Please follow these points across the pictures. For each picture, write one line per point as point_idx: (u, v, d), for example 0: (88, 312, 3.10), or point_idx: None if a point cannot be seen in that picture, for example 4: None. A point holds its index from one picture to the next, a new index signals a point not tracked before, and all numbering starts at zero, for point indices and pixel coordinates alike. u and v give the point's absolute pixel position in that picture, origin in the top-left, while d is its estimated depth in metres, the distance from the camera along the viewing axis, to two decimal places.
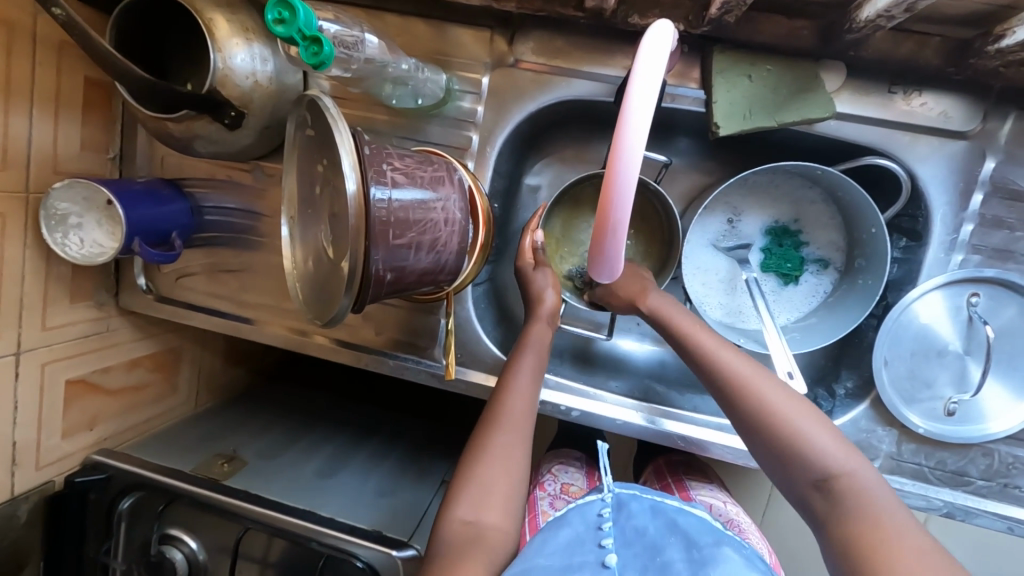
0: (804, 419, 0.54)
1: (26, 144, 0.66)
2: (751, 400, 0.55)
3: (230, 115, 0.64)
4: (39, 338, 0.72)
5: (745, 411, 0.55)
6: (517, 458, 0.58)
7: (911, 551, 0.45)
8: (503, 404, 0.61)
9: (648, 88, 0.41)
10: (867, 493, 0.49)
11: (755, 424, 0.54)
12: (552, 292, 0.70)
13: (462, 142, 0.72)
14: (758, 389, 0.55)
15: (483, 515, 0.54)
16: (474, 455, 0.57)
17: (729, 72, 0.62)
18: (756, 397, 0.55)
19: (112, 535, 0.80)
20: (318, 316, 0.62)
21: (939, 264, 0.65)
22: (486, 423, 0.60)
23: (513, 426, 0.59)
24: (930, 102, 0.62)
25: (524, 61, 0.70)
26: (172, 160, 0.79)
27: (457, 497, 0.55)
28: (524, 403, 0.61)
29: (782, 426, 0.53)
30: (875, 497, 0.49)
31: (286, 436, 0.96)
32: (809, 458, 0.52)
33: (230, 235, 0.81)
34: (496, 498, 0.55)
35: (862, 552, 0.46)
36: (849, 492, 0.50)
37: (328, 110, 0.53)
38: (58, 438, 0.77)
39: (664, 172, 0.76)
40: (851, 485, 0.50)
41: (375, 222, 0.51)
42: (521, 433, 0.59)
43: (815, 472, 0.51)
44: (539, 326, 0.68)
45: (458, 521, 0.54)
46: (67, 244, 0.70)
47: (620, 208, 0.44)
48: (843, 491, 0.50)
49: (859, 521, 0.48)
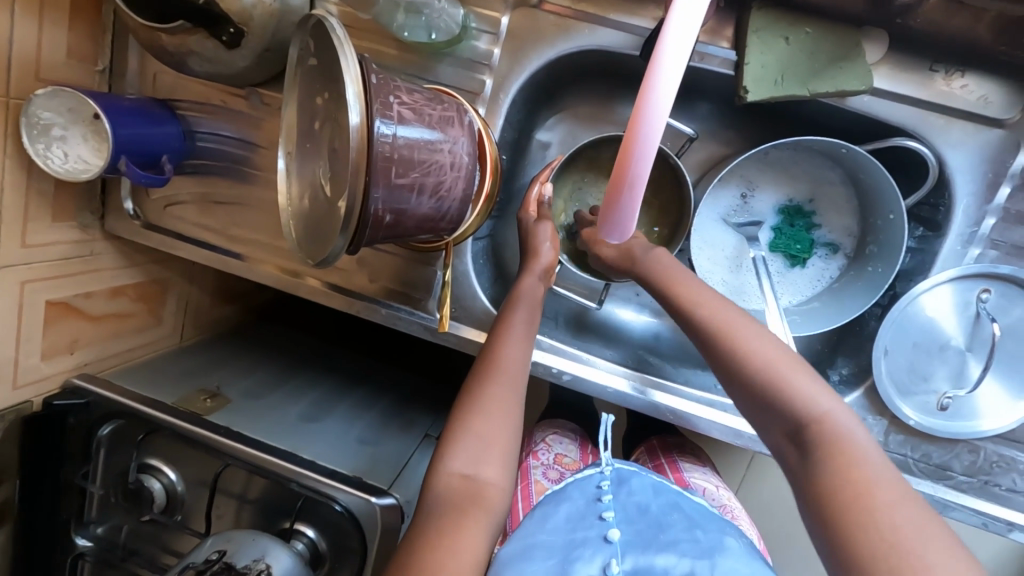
0: (786, 366, 0.50)
1: (8, 45, 0.61)
2: (731, 343, 0.53)
3: (229, 31, 0.60)
4: (19, 255, 0.69)
5: (724, 356, 0.53)
6: (510, 412, 0.57)
7: (893, 508, 0.41)
8: (496, 352, 0.60)
9: (687, 30, 0.37)
10: (846, 442, 0.46)
11: (734, 368, 0.52)
12: (549, 247, 0.69)
13: (475, 86, 0.68)
14: (736, 330, 0.53)
15: (482, 469, 0.53)
16: (470, 408, 0.56)
17: (765, 32, 0.59)
18: (734, 340, 0.52)
19: (91, 460, 0.81)
20: (311, 255, 0.59)
21: (955, 256, 0.64)
22: (479, 376, 0.58)
23: (507, 379, 0.58)
24: (971, 84, 0.59)
25: (547, 2, 0.66)
26: (165, 79, 0.75)
27: (452, 451, 0.54)
28: (515, 358, 0.60)
29: (757, 369, 0.51)
30: (853, 446, 0.45)
31: (271, 378, 0.95)
32: (787, 405, 0.49)
33: (223, 165, 0.77)
34: (495, 452, 0.54)
35: (835, 499, 0.43)
36: (828, 442, 0.46)
37: (334, 31, 0.49)
38: (37, 359, 0.76)
39: (688, 144, 0.73)
40: (827, 437, 0.46)
41: (378, 157, 0.48)
42: (515, 389, 0.58)
43: (789, 418, 0.49)
44: (531, 280, 0.67)
45: (455, 474, 0.53)
46: (50, 156, 0.66)
47: (641, 163, 0.41)
48: (822, 436, 0.47)
49: (835, 470, 0.44)
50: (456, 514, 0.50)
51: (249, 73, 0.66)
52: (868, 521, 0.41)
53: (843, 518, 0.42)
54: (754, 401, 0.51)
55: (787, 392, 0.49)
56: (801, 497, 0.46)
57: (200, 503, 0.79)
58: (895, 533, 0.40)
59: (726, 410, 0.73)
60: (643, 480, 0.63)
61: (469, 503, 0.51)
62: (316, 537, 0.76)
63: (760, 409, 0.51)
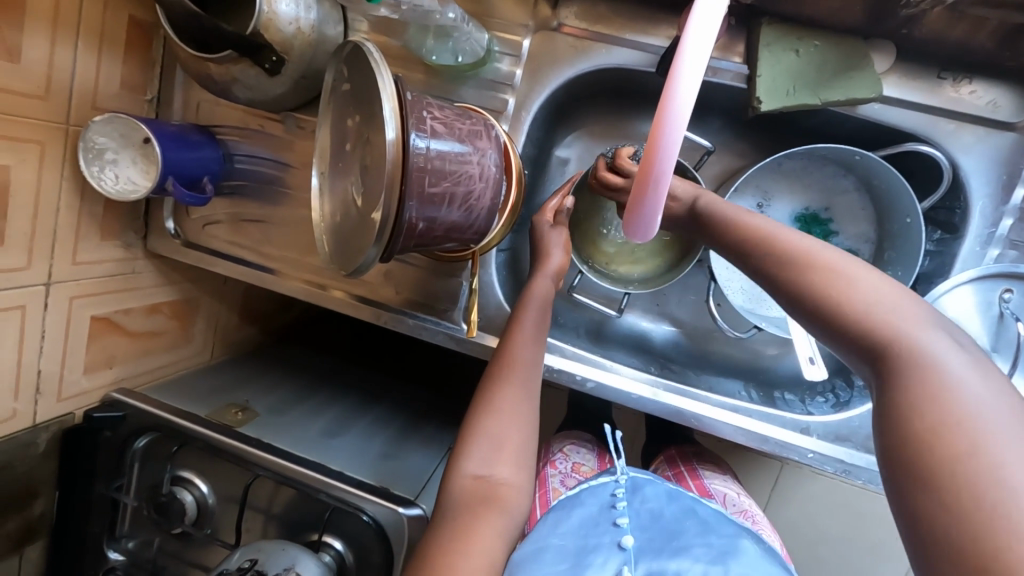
0: (869, 293, 0.45)
1: (70, 77, 0.66)
2: (800, 276, 0.48)
3: (270, 59, 0.64)
4: (69, 272, 0.73)
5: (796, 289, 0.48)
6: (523, 415, 0.58)
7: (982, 448, 0.36)
8: (511, 351, 0.62)
9: (709, 25, 0.38)
10: (940, 371, 0.40)
11: (809, 303, 0.47)
12: (559, 251, 0.71)
13: (497, 105, 0.71)
14: (813, 258, 0.48)
15: (497, 469, 0.54)
16: (484, 410, 0.57)
17: (776, 45, 0.61)
18: (810, 272, 0.48)
19: (125, 472, 0.83)
20: (343, 267, 0.62)
21: (973, 257, 0.65)
22: (494, 377, 0.60)
23: (519, 379, 0.60)
24: (979, 90, 0.62)
25: (566, 25, 0.70)
26: (206, 106, 0.80)
27: (464, 453, 0.55)
28: (528, 356, 0.62)
29: (835, 299, 0.46)
30: (948, 376, 0.39)
31: (299, 393, 0.97)
32: (871, 337, 0.44)
33: (258, 185, 0.81)
34: (507, 453, 0.55)
35: (923, 446, 0.38)
36: (915, 375, 0.40)
37: (371, 55, 0.53)
38: (79, 374, 0.79)
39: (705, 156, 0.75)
40: (917, 366, 0.41)
41: (413, 169, 0.51)
42: (528, 389, 0.60)
43: (871, 352, 0.44)
44: (544, 282, 0.69)
45: (469, 475, 0.54)
46: (102, 178, 0.70)
47: (666, 159, 0.42)
48: (910, 372, 0.41)
49: (913, 406, 0.39)
50: (468, 515, 0.51)
51: (287, 98, 0.70)
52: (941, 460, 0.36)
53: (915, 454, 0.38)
54: (834, 338, 0.46)
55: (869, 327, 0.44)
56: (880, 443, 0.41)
57: (229, 515, 0.80)
58: (986, 483, 0.34)
59: (752, 415, 0.72)
60: (657, 488, 0.63)
61: (482, 504, 0.52)
62: (343, 550, 0.76)
63: (841, 344, 0.46)
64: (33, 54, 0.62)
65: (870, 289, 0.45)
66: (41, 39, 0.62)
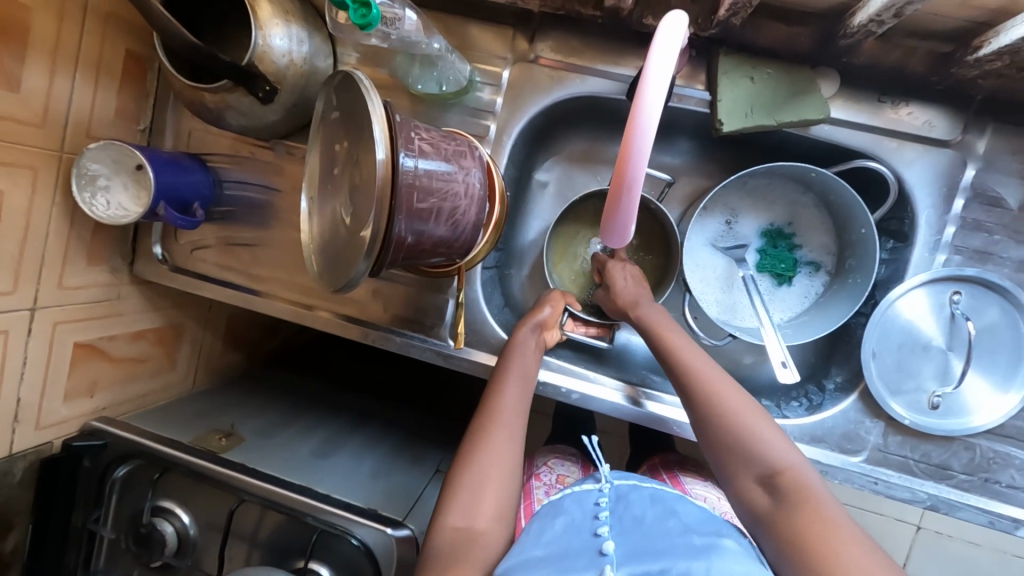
0: (754, 418, 0.59)
1: (66, 107, 0.69)
2: (706, 398, 0.61)
3: (264, 88, 0.67)
4: (55, 297, 0.73)
5: (703, 407, 0.61)
6: (506, 465, 0.60)
7: (851, 549, 0.48)
8: (496, 400, 0.65)
9: (668, 55, 0.44)
10: (810, 490, 0.53)
11: (714, 420, 0.60)
12: (549, 307, 0.77)
13: (480, 131, 0.76)
14: (714, 383, 0.62)
15: (475, 520, 0.57)
16: (467, 462, 0.60)
17: (734, 73, 0.68)
18: (712, 393, 0.61)
19: (103, 503, 0.81)
20: (331, 283, 0.63)
21: (924, 263, 0.70)
22: (478, 428, 0.63)
23: (504, 428, 0.63)
24: (916, 112, 0.68)
25: (542, 58, 0.75)
26: (198, 134, 0.82)
27: (446, 507, 0.57)
28: (511, 406, 0.65)
29: (734, 420, 0.59)
30: (816, 492, 0.53)
31: (283, 418, 0.97)
32: (759, 455, 0.57)
33: (247, 210, 0.83)
34: (485, 503, 0.58)
35: (815, 547, 0.49)
36: (796, 489, 0.54)
37: (361, 82, 0.56)
38: (59, 401, 0.78)
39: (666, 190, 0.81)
40: (796, 481, 0.54)
41: (402, 186, 0.54)
42: (511, 439, 0.62)
43: (762, 468, 0.56)
44: (524, 331, 0.73)
45: (449, 527, 0.56)
46: (94, 204, 0.72)
47: (636, 168, 0.47)
48: (790, 487, 0.54)
49: (798, 516, 0.52)
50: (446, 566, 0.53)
51: (278, 125, 0.74)
52: (831, 558, 0.48)
53: (809, 553, 0.49)
54: (728, 452, 0.58)
55: (757, 445, 0.57)
56: (776, 544, 0.52)
57: (211, 544, 0.79)
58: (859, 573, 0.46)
59: None
60: (640, 495, 0.63)
61: (461, 555, 0.54)
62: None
63: (733, 457, 0.58)
64: (32, 84, 0.65)
65: (755, 414, 0.59)
66: (41, 72, 0.65)
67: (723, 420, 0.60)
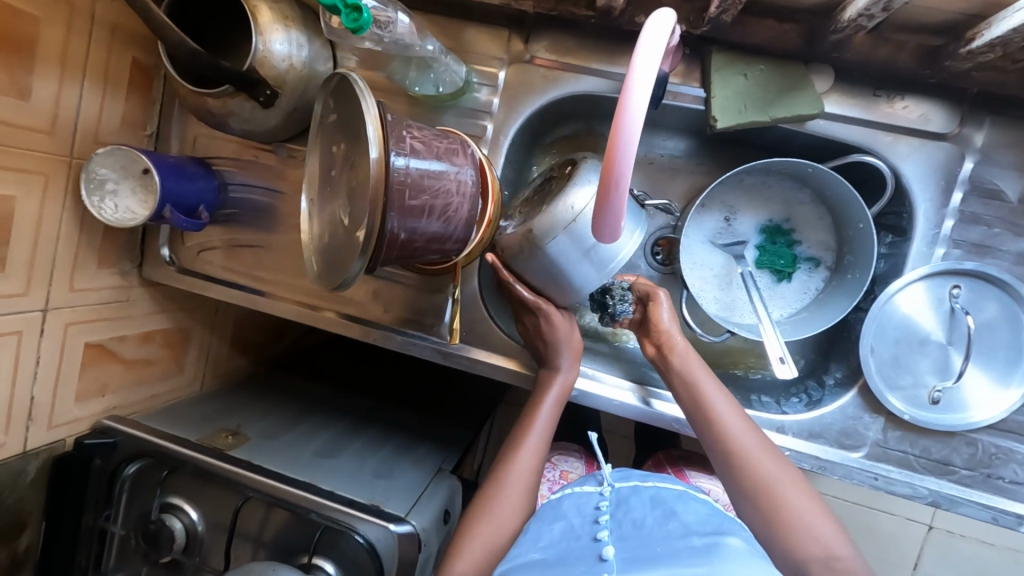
0: (803, 501, 0.60)
1: (74, 114, 0.71)
2: (756, 477, 0.61)
3: (265, 93, 0.69)
4: (66, 298, 0.75)
5: (754, 487, 0.61)
6: (494, 546, 0.67)
7: None
8: (503, 485, 0.70)
9: (652, 59, 0.45)
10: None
11: (765, 500, 0.60)
12: (566, 358, 0.74)
13: (477, 131, 0.77)
14: (764, 462, 0.62)
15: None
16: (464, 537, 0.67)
17: (726, 70, 0.68)
18: (761, 472, 0.62)
19: (113, 502, 0.83)
20: (329, 282, 0.64)
21: (922, 257, 0.69)
22: (474, 514, 0.69)
23: (501, 514, 0.69)
24: (912, 105, 0.68)
25: (538, 58, 0.76)
26: (203, 139, 0.84)
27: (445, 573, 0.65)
28: (515, 496, 0.70)
29: (785, 503, 0.60)
30: None
31: (290, 418, 0.98)
32: (811, 540, 0.58)
33: (251, 213, 0.85)
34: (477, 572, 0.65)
35: None
36: None
37: (356, 84, 0.57)
38: (70, 402, 0.80)
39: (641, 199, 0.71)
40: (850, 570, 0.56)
41: (394, 184, 0.55)
42: (508, 524, 0.68)
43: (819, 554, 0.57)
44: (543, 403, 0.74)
45: None
46: (102, 208, 0.74)
47: (622, 165, 0.47)
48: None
49: None
50: None
51: (279, 129, 0.75)
52: None
53: None
54: (779, 534, 0.59)
55: (811, 530, 0.58)
56: None
57: (218, 542, 0.80)
58: None
59: None
60: (642, 497, 0.64)
61: None
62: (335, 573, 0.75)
63: (786, 540, 0.59)
64: (42, 94, 0.67)
65: (804, 498, 0.60)
66: (50, 80, 0.67)
67: (775, 502, 0.60)
